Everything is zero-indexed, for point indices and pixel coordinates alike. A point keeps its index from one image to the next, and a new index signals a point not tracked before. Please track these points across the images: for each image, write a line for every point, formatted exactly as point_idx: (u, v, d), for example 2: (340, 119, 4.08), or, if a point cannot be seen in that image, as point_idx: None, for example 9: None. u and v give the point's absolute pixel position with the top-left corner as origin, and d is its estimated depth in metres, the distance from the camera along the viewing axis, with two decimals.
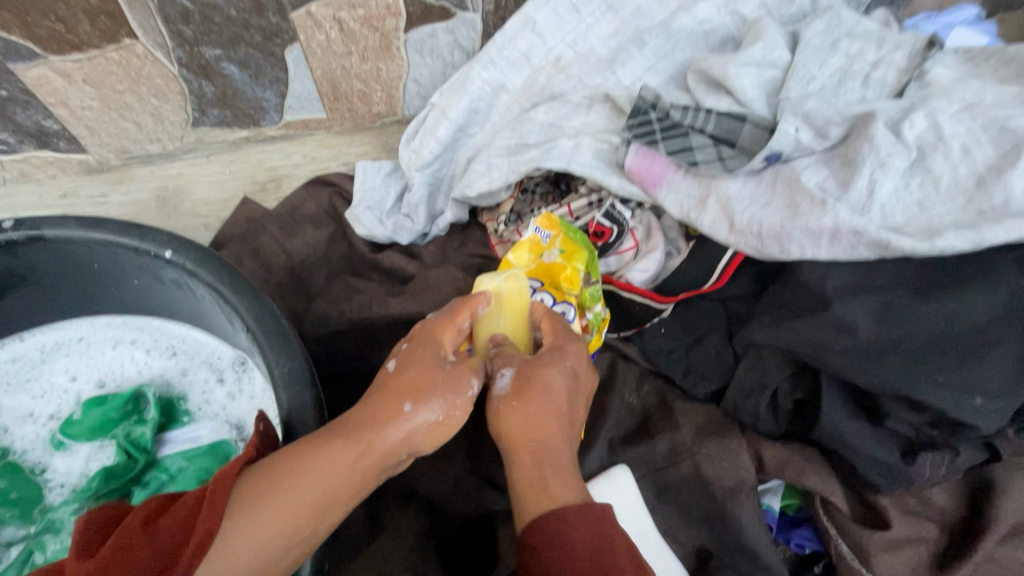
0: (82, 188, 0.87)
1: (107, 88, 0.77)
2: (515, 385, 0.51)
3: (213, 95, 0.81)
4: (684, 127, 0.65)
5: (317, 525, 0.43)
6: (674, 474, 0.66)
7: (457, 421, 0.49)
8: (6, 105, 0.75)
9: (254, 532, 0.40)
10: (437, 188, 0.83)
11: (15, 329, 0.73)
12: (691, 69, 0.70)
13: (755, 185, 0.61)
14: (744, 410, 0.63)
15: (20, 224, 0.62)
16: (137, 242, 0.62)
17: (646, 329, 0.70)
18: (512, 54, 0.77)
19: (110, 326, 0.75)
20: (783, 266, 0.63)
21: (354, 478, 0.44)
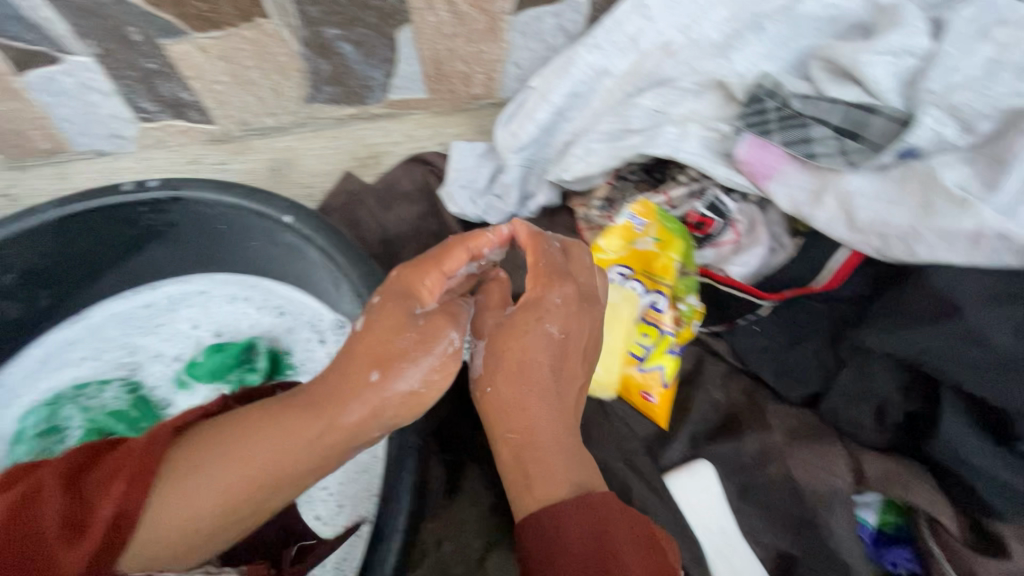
0: (204, 157, 0.89)
1: (239, 64, 0.76)
2: (496, 354, 0.47)
3: (328, 72, 0.81)
4: (805, 119, 0.63)
5: (251, 504, 0.39)
6: (762, 476, 0.64)
7: (439, 388, 0.43)
8: (147, 79, 0.75)
9: (181, 505, 0.37)
10: (531, 170, 0.81)
11: (147, 277, 0.78)
12: (815, 56, 0.67)
13: (882, 181, 0.59)
14: (845, 417, 0.61)
15: (164, 184, 0.68)
16: (263, 207, 0.67)
17: (738, 326, 0.68)
18: (619, 38, 0.73)
19: (227, 283, 0.79)
20: (903, 267, 0.61)
21: (303, 459, 0.39)
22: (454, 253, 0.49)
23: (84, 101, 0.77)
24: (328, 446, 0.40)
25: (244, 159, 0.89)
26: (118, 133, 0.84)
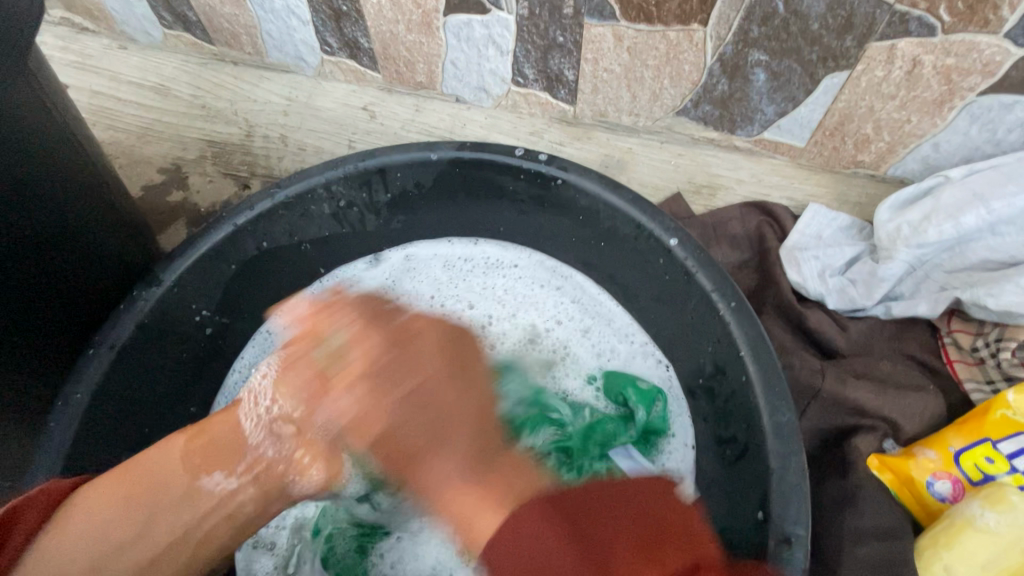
0: (367, 100, 1.04)
1: (414, 31, 0.89)
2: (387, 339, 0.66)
3: (484, 65, 0.90)
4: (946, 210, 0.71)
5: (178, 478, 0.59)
6: (829, 527, 0.63)
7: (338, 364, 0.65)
8: (344, 20, 0.92)
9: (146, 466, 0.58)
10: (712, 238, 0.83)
11: (331, 256, 0.81)
12: (988, 164, 0.71)
13: (986, 280, 0.69)
14: (910, 498, 0.64)
15: (360, 162, 0.71)
16: (434, 155, 0.71)
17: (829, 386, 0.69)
18: (764, 99, 0.78)
19: (394, 257, 0.84)
20: (980, 360, 0.69)
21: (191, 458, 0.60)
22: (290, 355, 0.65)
23: (286, 23, 0.97)
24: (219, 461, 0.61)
25: (389, 102, 1.03)
26: (300, 59, 1.04)
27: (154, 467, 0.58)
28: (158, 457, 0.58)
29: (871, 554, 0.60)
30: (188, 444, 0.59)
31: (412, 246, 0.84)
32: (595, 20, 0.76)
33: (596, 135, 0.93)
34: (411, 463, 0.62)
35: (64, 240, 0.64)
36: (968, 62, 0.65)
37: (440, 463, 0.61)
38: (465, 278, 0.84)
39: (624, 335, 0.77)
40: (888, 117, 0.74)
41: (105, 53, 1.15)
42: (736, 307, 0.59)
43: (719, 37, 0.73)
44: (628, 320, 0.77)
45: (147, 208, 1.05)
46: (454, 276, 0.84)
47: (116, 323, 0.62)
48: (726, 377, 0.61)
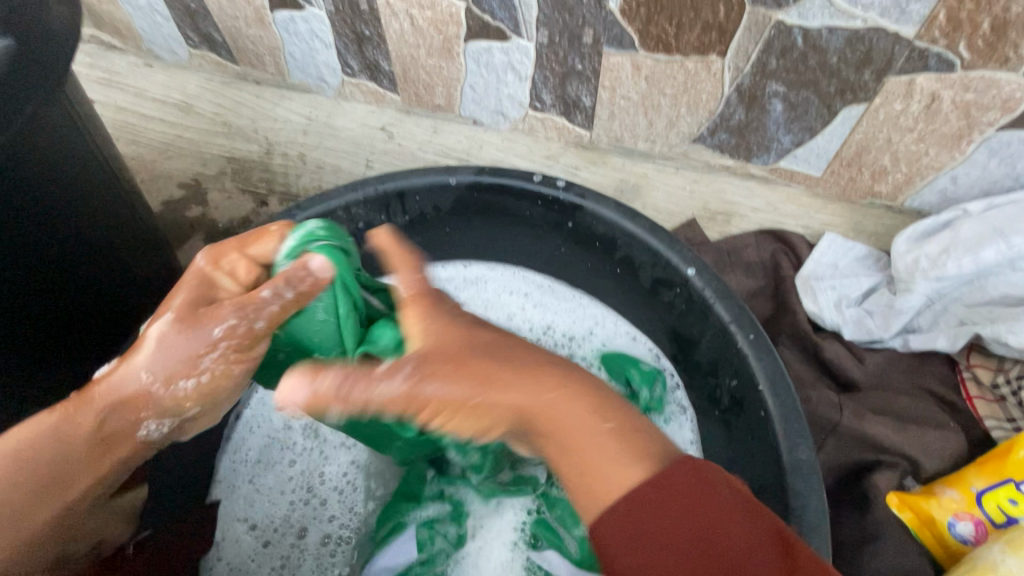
0: (384, 121, 1.05)
1: (433, 55, 0.90)
2: (180, 315, 0.50)
3: (500, 88, 0.91)
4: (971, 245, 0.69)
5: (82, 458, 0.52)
6: (851, 565, 0.63)
7: (176, 338, 0.50)
8: (365, 44, 0.93)
9: (17, 441, 0.50)
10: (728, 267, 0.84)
11: None
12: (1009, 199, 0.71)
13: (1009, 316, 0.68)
14: (932, 539, 0.63)
15: (380, 186, 0.72)
16: (450, 179, 0.72)
17: (845, 422, 0.68)
18: (780, 127, 0.78)
19: None
20: (1001, 398, 0.69)
21: (65, 443, 0.50)
22: (265, 237, 0.55)
23: (308, 45, 0.99)
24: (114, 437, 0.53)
25: (407, 123, 1.04)
26: (321, 80, 1.06)
27: (18, 441, 0.50)
28: (33, 426, 0.50)
29: None
30: (56, 413, 0.51)
31: None
32: (614, 49, 0.77)
33: (611, 160, 0.94)
34: (551, 406, 0.47)
35: (88, 255, 0.65)
36: (988, 98, 0.66)
37: (570, 401, 0.47)
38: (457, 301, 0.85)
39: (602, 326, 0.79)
40: (906, 149, 0.74)
41: (131, 70, 1.17)
42: (754, 340, 0.59)
43: (738, 68, 0.73)
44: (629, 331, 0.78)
45: (167, 223, 1.07)
46: None
47: (136, 342, 0.63)
48: (744, 410, 0.61)
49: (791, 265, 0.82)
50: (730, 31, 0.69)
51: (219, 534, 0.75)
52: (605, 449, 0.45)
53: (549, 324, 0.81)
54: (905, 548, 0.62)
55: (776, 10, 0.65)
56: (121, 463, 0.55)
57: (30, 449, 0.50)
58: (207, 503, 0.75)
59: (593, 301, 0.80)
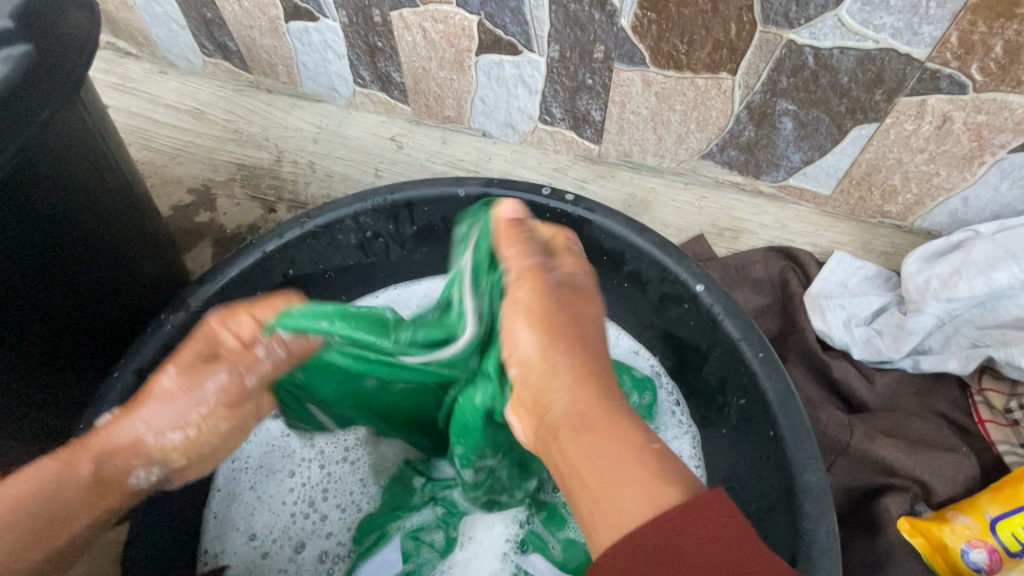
0: (394, 131, 1.06)
1: (445, 68, 0.91)
2: (176, 384, 0.52)
3: (510, 101, 0.92)
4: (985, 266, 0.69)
5: (79, 476, 0.50)
6: None
7: (224, 389, 0.53)
8: (378, 55, 0.94)
9: (13, 491, 0.48)
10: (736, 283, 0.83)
11: (354, 286, 0.83)
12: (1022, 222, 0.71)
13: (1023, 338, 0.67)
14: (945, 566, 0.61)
15: (389, 196, 0.72)
16: (460, 190, 0.72)
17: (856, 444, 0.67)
18: (790, 145, 0.78)
19: (392, 290, 0.85)
20: (1015, 423, 0.68)
21: (70, 496, 0.49)
22: (248, 315, 0.53)
23: (322, 56, 1.00)
24: (72, 517, 0.50)
25: (417, 134, 1.05)
26: (333, 90, 1.07)
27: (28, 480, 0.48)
28: (31, 472, 0.49)
29: None
30: (65, 461, 0.49)
31: (420, 281, 0.85)
32: (625, 65, 0.78)
33: (620, 174, 0.94)
34: (601, 405, 0.43)
35: (98, 260, 0.65)
36: (1000, 120, 0.66)
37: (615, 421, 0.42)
38: None
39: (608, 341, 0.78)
40: (916, 169, 0.74)
41: (146, 77, 1.19)
42: (764, 358, 0.58)
43: (748, 86, 0.74)
44: (633, 345, 0.77)
45: (175, 228, 1.07)
46: None
47: (139, 346, 0.62)
48: (753, 429, 0.60)
49: (800, 283, 0.81)
50: (741, 50, 0.70)
51: (204, 542, 0.71)
52: (632, 437, 0.41)
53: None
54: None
55: (788, 30, 0.65)
56: (121, 505, 0.54)
57: (45, 499, 0.48)
58: (203, 510, 0.71)
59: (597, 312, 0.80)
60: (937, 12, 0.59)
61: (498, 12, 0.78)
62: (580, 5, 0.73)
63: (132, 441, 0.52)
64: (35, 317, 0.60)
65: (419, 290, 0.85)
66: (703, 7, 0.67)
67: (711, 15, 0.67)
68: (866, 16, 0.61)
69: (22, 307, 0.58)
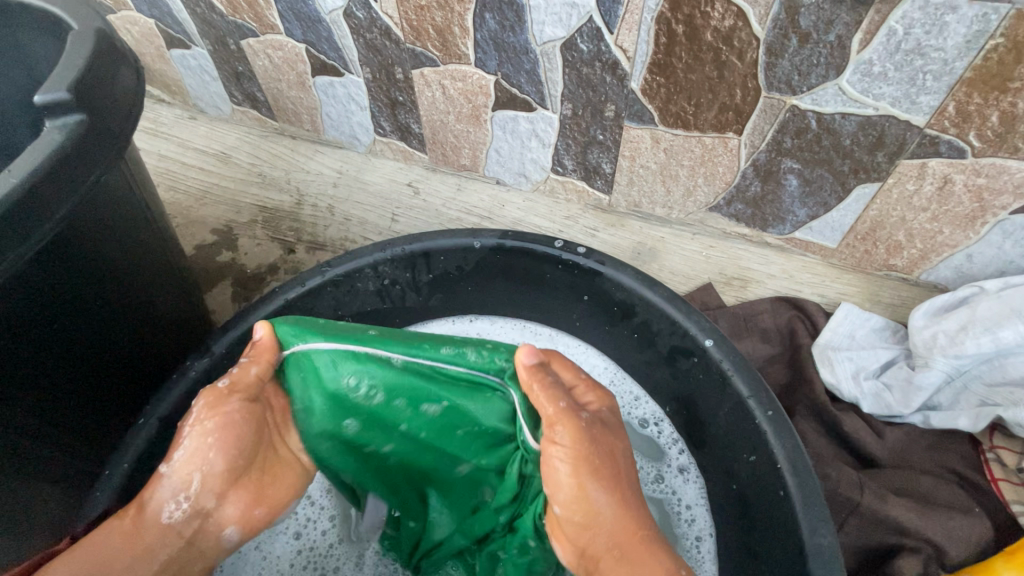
0: (411, 178, 1.10)
1: (461, 121, 0.96)
2: (205, 405, 0.55)
3: (523, 153, 0.96)
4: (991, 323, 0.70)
5: (140, 527, 0.55)
6: None
7: (207, 432, 0.54)
8: (398, 109, 0.99)
9: (88, 545, 0.54)
10: (744, 332, 0.85)
11: None
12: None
13: None
14: None
15: (406, 245, 0.75)
16: (474, 240, 0.75)
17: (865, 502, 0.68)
18: (795, 200, 0.81)
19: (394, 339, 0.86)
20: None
21: (126, 539, 0.54)
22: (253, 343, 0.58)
23: (344, 107, 1.06)
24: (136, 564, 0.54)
25: (433, 180, 1.09)
26: (354, 137, 1.12)
27: (98, 545, 0.54)
28: (97, 534, 0.55)
29: None
30: (131, 517, 0.55)
31: (423, 328, 0.87)
32: (635, 123, 0.81)
33: (629, 224, 0.97)
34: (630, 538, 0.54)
35: (132, 311, 0.67)
36: (999, 182, 0.68)
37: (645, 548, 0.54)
38: None
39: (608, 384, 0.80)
40: (920, 227, 0.76)
41: (177, 122, 1.25)
42: (773, 416, 0.59)
43: (753, 145, 0.77)
44: (636, 391, 0.78)
45: (197, 267, 1.11)
46: None
47: (165, 393, 0.65)
48: (762, 488, 0.60)
49: (808, 335, 0.83)
50: (747, 113, 0.73)
51: None
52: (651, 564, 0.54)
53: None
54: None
55: (791, 96, 0.69)
56: (166, 538, 0.55)
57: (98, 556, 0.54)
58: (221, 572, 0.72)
59: (598, 356, 0.82)
60: (934, 84, 0.62)
61: (514, 73, 0.83)
62: (592, 69, 0.77)
63: (168, 487, 0.54)
64: (77, 369, 0.62)
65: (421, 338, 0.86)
66: (710, 74, 0.71)
67: (717, 81, 0.71)
68: (866, 86, 0.65)
69: (66, 360, 0.60)
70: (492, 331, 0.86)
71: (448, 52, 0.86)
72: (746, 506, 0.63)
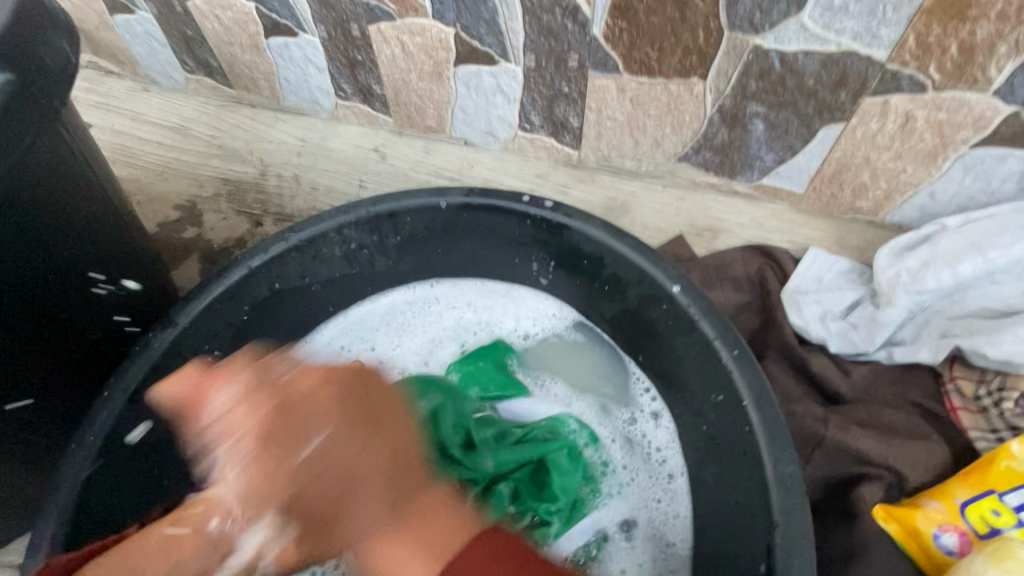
0: (376, 142, 1.07)
1: (423, 79, 0.93)
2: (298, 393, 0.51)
3: (488, 109, 0.93)
4: (953, 259, 0.71)
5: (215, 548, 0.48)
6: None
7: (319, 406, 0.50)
8: (358, 69, 0.96)
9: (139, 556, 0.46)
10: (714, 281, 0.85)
11: (329, 303, 0.83)
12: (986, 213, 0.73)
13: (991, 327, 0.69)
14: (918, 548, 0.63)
15: (368, 208, 0.74)
16: (438, 198, 0.74)
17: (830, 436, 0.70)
18: (762, 146, 0.80)
19: (356, 310, 0.86)
20: (985, 410, 0.70)
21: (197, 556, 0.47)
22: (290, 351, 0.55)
23: (302, 70, 1.02)
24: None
25: (400, 144, 1.06)
26: (315, 102, 1.08)
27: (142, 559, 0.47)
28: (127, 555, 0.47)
29: None
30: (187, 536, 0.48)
31: (387, 294, 0.86)
32: (599, 73, 0.79)
33: (600, 179, 0.95)
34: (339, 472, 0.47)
35: (83, 282, 0.65)
36: (960, 117, 0.68)
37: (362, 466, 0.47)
38: (427, 320, 0.87)
39: (571, 333, 0.82)
40: (884, 166, 0.76)
41: (130, 94, 1.19)
42: (739, 355, 0.60)
43: (718, 90, 0.75)
44: (594, 337, 0.81)
45: (162, 244, 1.08)
46: (418, 319, 0.87)
47: (129, 364, 0.63)
48: (730, 425, 0.61)
49: (777, 281, 0.83)
50: (710, 56, 0.72)
51: None
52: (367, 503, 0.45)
53: (487, 322, 0.86)
54: (890, 559, 0.63)
55: (753, 35, 0.67)
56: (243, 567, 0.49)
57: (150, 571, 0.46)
58: None
59: (560, 307, 0.83)
60: (893, 16, 0.61)
61: (473, 24, 0.80)
62: (552, 16, 0.75)
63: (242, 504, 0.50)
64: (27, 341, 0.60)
65: (384, 304, 0.86)
66: (671, 16, 0.69)
67: (679, 23, 0.69)
68: (827, 21, 0.64)
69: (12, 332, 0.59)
70: (458, 291, 0.87)
71: (404, 4, 0.82)
72: (716, 445, 0.65)
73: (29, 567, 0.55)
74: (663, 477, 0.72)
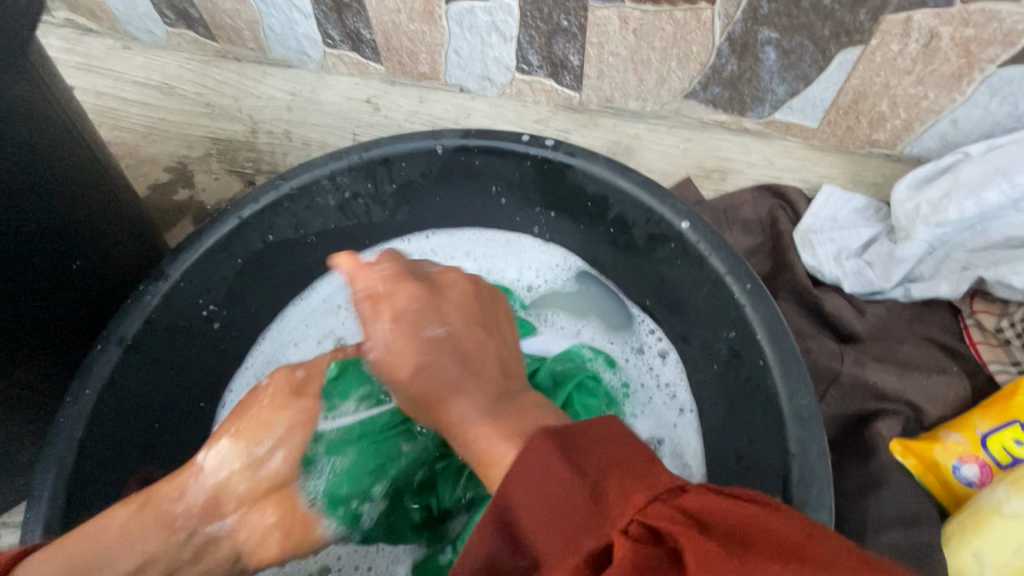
0: (368, 93, 1.03)
1: (414, 20, 0.88)
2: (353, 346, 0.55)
3: (484, 51, 0.88)
4: (977, 187, 0.68)
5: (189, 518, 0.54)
6: (854, 510, 0.63)
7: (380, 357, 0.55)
8: (345, 12, 0.91)
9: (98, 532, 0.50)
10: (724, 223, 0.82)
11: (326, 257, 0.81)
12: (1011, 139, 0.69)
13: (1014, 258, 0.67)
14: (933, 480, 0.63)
15: (361, 153, 0.70)
16: (432, 140, 0.70)
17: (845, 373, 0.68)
18: (773, 77, 0.76)
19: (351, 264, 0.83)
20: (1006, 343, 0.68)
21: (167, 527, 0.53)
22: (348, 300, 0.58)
23: (287, 17, 0.96)
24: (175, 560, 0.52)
25: (393, 94, 1.02)
26: (302, 52, 1.03)
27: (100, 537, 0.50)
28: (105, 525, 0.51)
29: (896, 540, 0.59)
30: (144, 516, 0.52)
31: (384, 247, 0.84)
32: (600, 3, 0.74)
33: (603, 122, 0.91)
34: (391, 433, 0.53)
35: (67, 236, 0.63)
36: (988, 32, 0.63)
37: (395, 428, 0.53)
38: None
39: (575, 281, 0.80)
40: (904, 93, 0.72)
41: (110, 54, 1.14)
42: (752, 289, 0.58)
43: (728, 15, 0.71)
44: (597, 283, 0.79)
45: (155, 207, 1.05)
46: None
47: (122, 318, 0.62)
48: (742, 361, 0.60)
49: (790, 221, 0.80)
50: None
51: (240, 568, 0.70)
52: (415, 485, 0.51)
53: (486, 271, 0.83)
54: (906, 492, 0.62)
55: None
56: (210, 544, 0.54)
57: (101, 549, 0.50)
58: None
59: (563, 253, 0.80)
60: None
61: None
62: None
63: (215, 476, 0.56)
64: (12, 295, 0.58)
65: None
66: None
67: None
68: None
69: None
70: (457, 242, 0.84)
71: None
72: (728, 383, 0.63)
73: (31, 519, 0.54)
74: (676, 411, 0.71)
